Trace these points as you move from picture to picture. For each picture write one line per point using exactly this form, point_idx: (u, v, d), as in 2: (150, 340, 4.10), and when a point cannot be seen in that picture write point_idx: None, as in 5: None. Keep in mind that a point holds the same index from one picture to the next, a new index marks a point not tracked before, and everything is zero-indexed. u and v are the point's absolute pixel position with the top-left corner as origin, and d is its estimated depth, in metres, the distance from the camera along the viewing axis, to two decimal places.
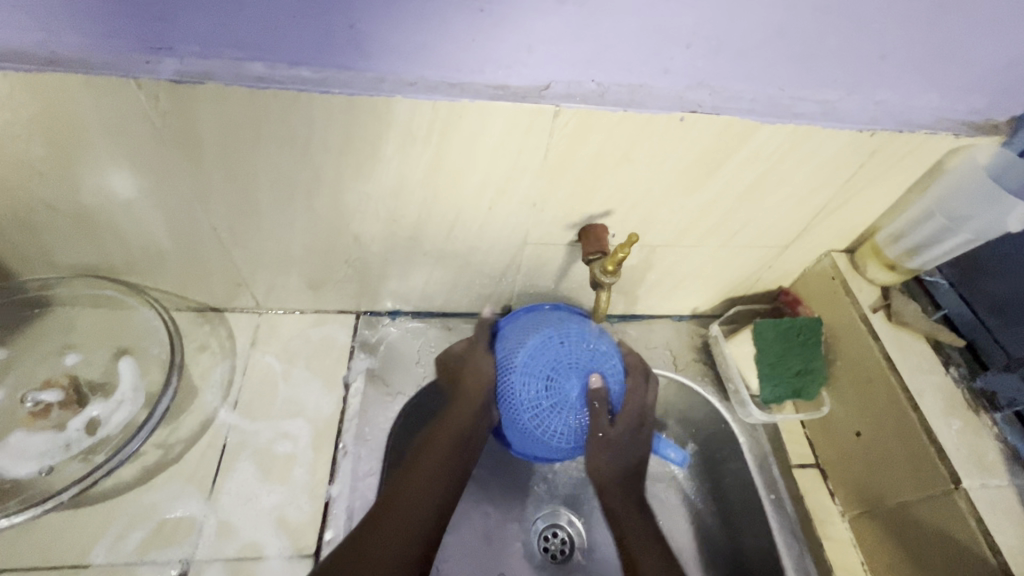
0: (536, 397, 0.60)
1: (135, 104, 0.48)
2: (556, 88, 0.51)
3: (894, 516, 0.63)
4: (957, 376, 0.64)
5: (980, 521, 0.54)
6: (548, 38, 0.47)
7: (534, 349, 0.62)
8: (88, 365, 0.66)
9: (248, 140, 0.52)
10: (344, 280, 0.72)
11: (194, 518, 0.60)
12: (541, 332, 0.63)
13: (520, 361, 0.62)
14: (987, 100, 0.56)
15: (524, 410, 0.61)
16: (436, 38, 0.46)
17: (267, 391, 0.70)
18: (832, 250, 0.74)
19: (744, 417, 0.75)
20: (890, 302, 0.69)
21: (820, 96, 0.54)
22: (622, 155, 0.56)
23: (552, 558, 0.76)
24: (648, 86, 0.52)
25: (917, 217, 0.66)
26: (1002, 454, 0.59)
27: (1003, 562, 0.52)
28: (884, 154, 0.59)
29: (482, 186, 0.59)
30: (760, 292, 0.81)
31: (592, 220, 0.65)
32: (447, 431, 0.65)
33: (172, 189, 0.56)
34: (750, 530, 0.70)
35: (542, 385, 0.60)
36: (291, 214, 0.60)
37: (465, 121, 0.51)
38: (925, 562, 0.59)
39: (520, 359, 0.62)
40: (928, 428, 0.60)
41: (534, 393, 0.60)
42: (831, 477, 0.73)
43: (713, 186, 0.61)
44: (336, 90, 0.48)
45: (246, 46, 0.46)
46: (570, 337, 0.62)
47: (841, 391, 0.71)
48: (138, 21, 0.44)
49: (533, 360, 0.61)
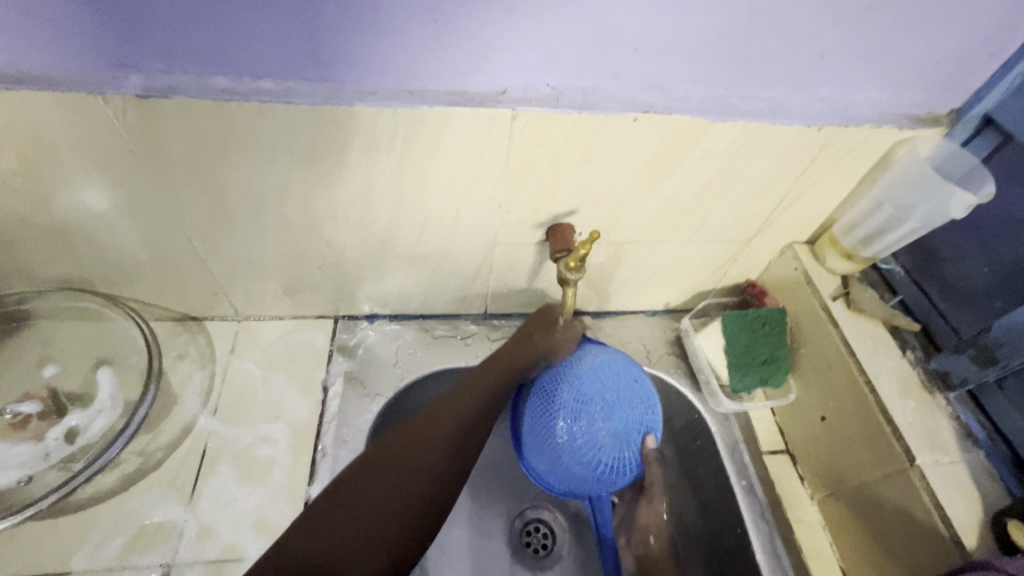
0: (587, 415, 0.64)
1: (104, 119, 0.49)
2: (512, 93, 0.53)
3: (857, 496, 0.65)
4: (913, 359, 0.67)
5: (934, 496, 0.56)
6: (501, 46, 0.49)
7: (610, 370, 0.66)
8: (67, 376, 0.67)
9: (217, 151, 0.54)
10: (320, 286, 0.73)
11: (174, 522, 0.61)
12: (625, 360, 0.67)
13: (587, 373, 0.65)
14: (925, 94, 0.59)
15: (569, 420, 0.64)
16: (393, 48, 0.48)
17: (247, 397, 0.72)
18: (795, 242, 0.76)
19: (715, 407, 0.77)
20: (848, 291, 0.72)
21: (767, 94, 0.57)
22: (581, 156, 0.58)
23: (534, 552, 0.78)
24: (602, 88, 0.54)
25: (869, 207, 0.68)
26: (955, 433, 0.61)
27: (955, 534, 0.54)
28: (832, 149, 0.62)
29: (448, 189, 0.60)
30: (728, 285, 0.84)
31: (558, 219, 0.67)
32: (450, 410, 0.64)
33: (145, 201, 0.58)
34: (723, 517, 0.72)
35: (595, 407, 0.64)
36: (263, 221, 0.62)
37: (426, 126, 0.53)
38: (886, 538, 0.62)
39: (589, 372, 0.65)
40: (884, 409, 0.62)
41: (582, 417, 0.64)
42: (799, 462, 0.75)
43: (672, 183, 0.63)
44: (299, 101, 0.50)
45: (210, 61, 0.48)
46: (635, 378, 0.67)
47: (806, 378, 0.73)
48: (101, 39, 0.46)
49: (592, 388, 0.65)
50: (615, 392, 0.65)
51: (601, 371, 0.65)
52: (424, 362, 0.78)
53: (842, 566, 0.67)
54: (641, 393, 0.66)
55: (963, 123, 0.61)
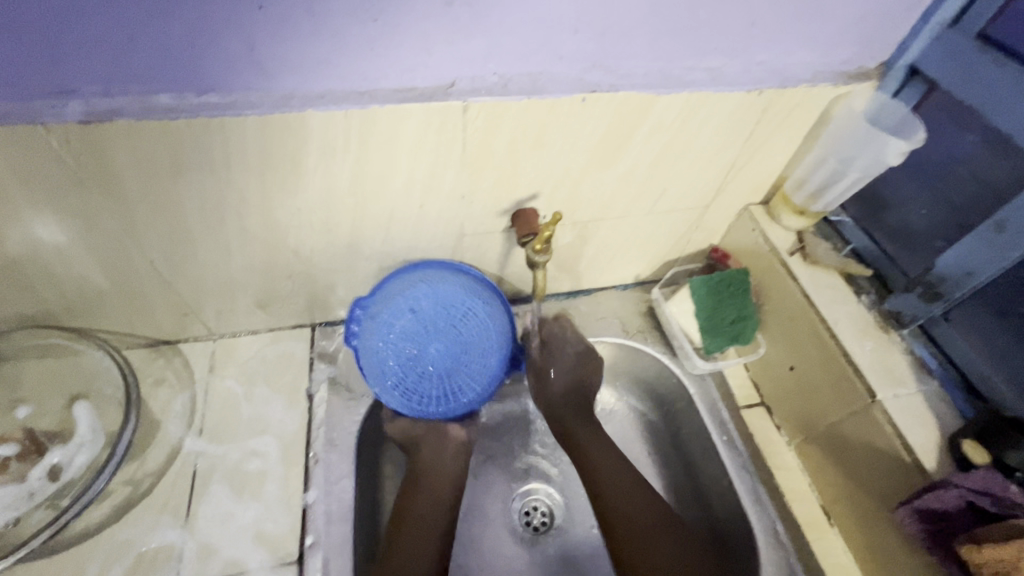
0: (417, 371, 0.67)
1: (47, 149, 0.49)
2: (461, 84, 0.54)
3: (828, 437, 0.69)
4: (868, 302, 0.71)
5: (895, 427, 0.60)
6: (443, 39, 0.50)
7: (387, 331, 0.66)
8: (42, 415, 0.66)
9: (170, 171, 0.53)
10: (292, 295, 0.73)
11: (172, 545, 0.61)
12: (390, 304, 0.66)
13: (379, 352, 0.66)
14: (855, 51, 0.62)
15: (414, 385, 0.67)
16: (335, 50, 0.48)
17: (231, 414, 0.72)
18: (750, 204, 0.79)
19: (692, 369, 0.81)
20: (803, 245, 0.75)
21: (706, 64, 0.59)
22: (535, 140, 0.60)
23: (535, 530, 0.80)
24: (548, 72, 0.55)
25: (813, 163, 0.71)
26: (911, 366, 0.65)
27: (917, 459, 0.58)
28: (774, 112, 0.64)
29: (409, 185, 0.61)
30: (693, 252, 0.87)
31: (521, 204, 0.68)
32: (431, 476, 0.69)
33: (101, 229, 0.57)
34: (709, 471, 0.76)
35: (411, 361, 0.66)
36: (226, 236, 0.62)
37: (378, 125, 0.54)
38: (857, 472, 0.66)
39: (379, 349, 0.66)
40: (845, 351, 0.66)
41: (412, 369, 0.66)
42: (774, 412, 0.79)
43: (626, 157, 0.65)
44: (247, 112, 0.50)
45: (149, 80, 0.47)
46: (404, 308, 0.66)
47: (773, 332, 0.77)
48: (34, 69, 0.45)
49: (393, 362, 0.66)
50: (400, 337, 0.66)
51: (391, 319, 0.66)
52: None
53: (822, 503, 0.72)
54: (401, 313, 0.66)
55: (893, 74, 0.64)
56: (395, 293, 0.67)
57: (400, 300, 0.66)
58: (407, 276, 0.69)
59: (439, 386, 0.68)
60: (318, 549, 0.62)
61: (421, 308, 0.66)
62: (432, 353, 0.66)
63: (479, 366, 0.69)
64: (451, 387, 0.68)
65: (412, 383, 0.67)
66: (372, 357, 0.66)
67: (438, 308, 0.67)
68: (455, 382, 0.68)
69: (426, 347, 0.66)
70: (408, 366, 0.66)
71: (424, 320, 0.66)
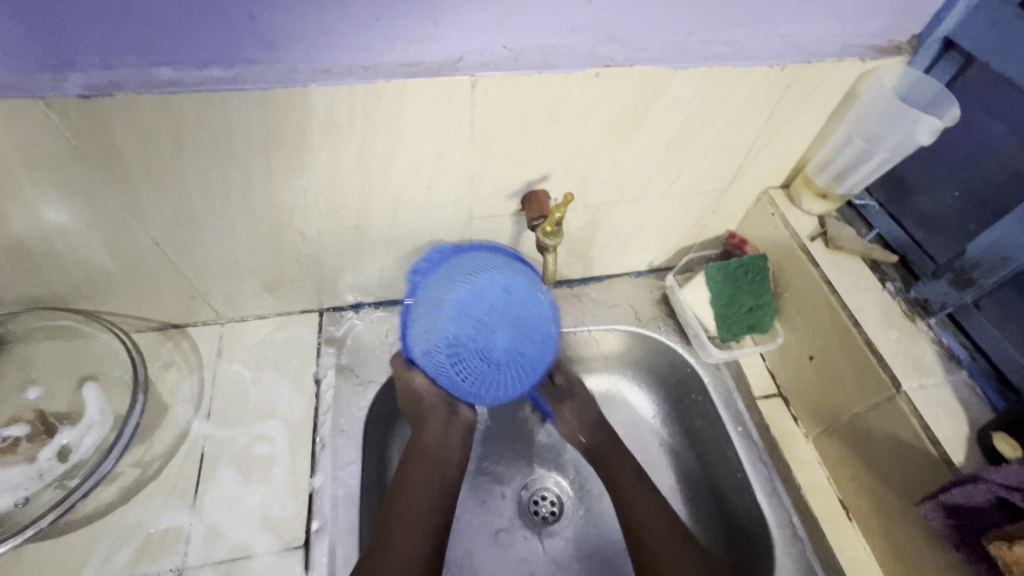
0: (467, 345, 0.65)
1: (48, 125, 0.48)
2: (469, 59, 0.52)
3: (850, 428, 0.67)
4: (893, 290, 0.68)
5: (921, 418, 0.58)
6: (451, 10, 0.48)
7: (468, 293, 0.65)
8: (52, 396, 0.66)
9: (173, 149, 0.52)
10: (299, 279, 0.72)
11: (180, 527, 0.61)
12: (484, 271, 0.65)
13: (451, 304, 0.65)
14: (885, 23, 0.59)
15: (458, 356, 0.66)
16: (339, 22, 0.47)
17: (239, 398, 0.71)
18: (769, 187, 0.76)
19: (706, 358, 0.78)
20: (826, 230, 0.72)
21: (727, 36, 0.56)
22: (546, 117, 0.57)
23: (543, 520, 0.79)
24: (560, 45, 0.53)
25: (838, 144, 0.68)
26: (939, 356, 0.62)
27: (944, 452, 0.56)
28: (797, 88, 0.61)
29: (417, 165, 0.59)
30: (709, 238, 0.84)
31: (532, 186, 0.66)
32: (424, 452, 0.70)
33: (106, 209, 0.56)
34: (723, 463, 0.74)
35: (472, 333, 0.65)
36: (231, 218, 0.61)
37: (384, 101, 0.52)
38: (879, 465, 0.63)
39: (452, 303, 0.65)
40: (868, 340, 0.63)
41: (467, 345, 0.65)
42: (793, 403, 0.76)
43: (641, 137, 0.63)
44: (249, 87, 0.48)
45: (149, 53, 0.46)
46: (502, 284, 0.65)
47: (792, 320, 0.74)
48: (33, 40, 0.44)
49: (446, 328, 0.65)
50: (476, 308, 0.64)
51: (479, 287, 0.65)
52: None
53: (839, 496, 0.70)
54: (489, 286, 0.65)
55: (926, 48, 0.61)
56: (464, 273, 0.66)
57: (490, 277, 0.65)
58: (503, 258, 0.69)
59: (480, 371, 0.67)
60: (324, 534, 0.62)
61: (510, 295, 0.65)
62: (493, 341, 0.65)
63: (528, 373, 0.68)
64: (482, 377, 0.67)
65: (465, 356, 0.66)
66: (442, 305, 0.65)
67: (523, 300, 0.66)
68: (502, 374, 0.67)
69: (493, 332, 0.65)
70: (469, 342, 0.65)
71: (507, 305, 0.65)
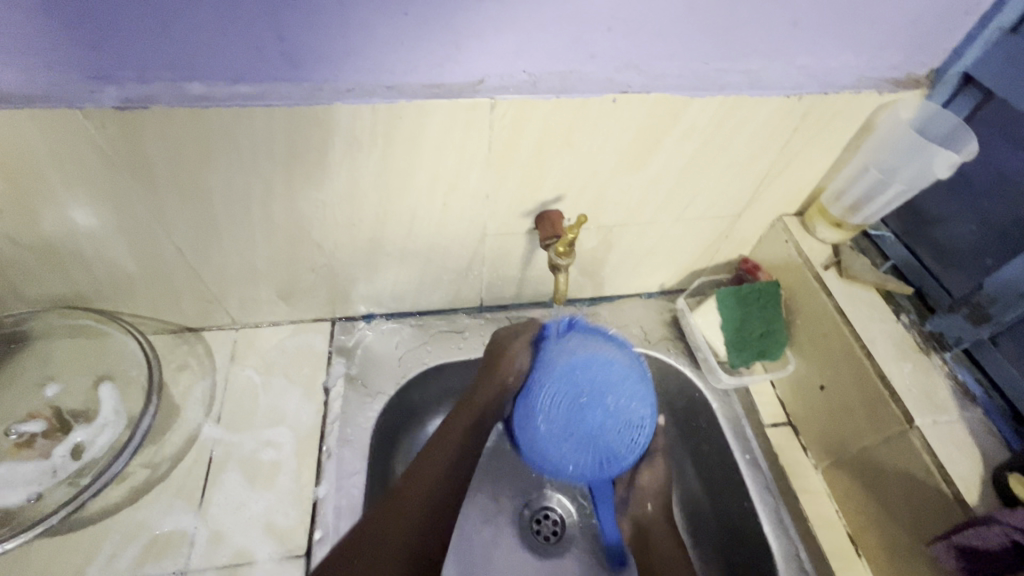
0: (558, 411, 0.61)
1: (84, 134, 0.50)
2: (489, 82, 0.53)
3: (860, 462, 0.66)
4: (908, 322, 0.67)
5: (934, 455, 0.57)
6: (474, 35, 0.49)
7: (580, 362, 0.62)
8: (69, 394, 0.67)
9: (200, 159, 0.54)
10: (314, 289, 0.74)
11: (185, 530, 0.62)
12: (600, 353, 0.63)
13: (564, 366, 0.62)
14: (903, 56, 0.59)
15: (545, 421, 0.62)
16: (365, 43, 0.48)
17: (249, 403, 0.72)
18: (784, 214, 0.77)
19: (715, 383, 0.78)
20: (840, 259, 0.72)
21: (743, 66, 0.57)
22: (562, 140, 0.58)
23: (545, 540, 0.79)
24: (578, 71, 0.54)
25: (854, 174, 0.68)
26: (953, 391, 0.61)
27: (957, 491, 0.54)
28: (814, 118, 0.62)
29: (434, 182, 0.61)
30: (721, 262, 0.84)
31: (546, 206, 0.67)
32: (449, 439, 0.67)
33: (133, 214, 0.58)
34: (729, 491, 0.73)
35: (570, 403, 0.61)
36: (251, 227, 0.62)
37: (406, 120, 0.53)
38: (889, 501, 0.62)
39: (567, 365, 0.62)
40: (881, 373, 0.62)
41: (557, 412, 0.61)
42: (802, 433, 0.75)
43: (656, 161, 0.63)
44: (276, 103, 0.50)
45: (183, 68, 0.48)
46: (610, 373, 0.62)
47: (804, 349, 0.74)
48: (75, 54, 0.46)
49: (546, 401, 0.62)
50: (585, 382, 0.61)
51: (589, 364, 0.62)
52: (424, 357, 0.78)
53: (849, 532, 0.68)
54: (603, 368, 0.61)
55: (943, 83, 0.61)
56: (605, 345, 0.64)
57: (608, 361, 0.62)
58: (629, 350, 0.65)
59: (558, 444, 0.61)
60: (326, 544, 0.62)
61: (618, 383, 0.61)
62: (585, 421, 0.60)
63: (600, 467, 0.62)
64: (558, 450, 0.62)
65: (553, 426, 0.61)
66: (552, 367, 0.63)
67: (631, 397, 0.61)
68: (580, 456, 0.61)
69: (592, 411, 0.60)
70: (565, 412, 0.61)
71: (613, 396, 0.61)
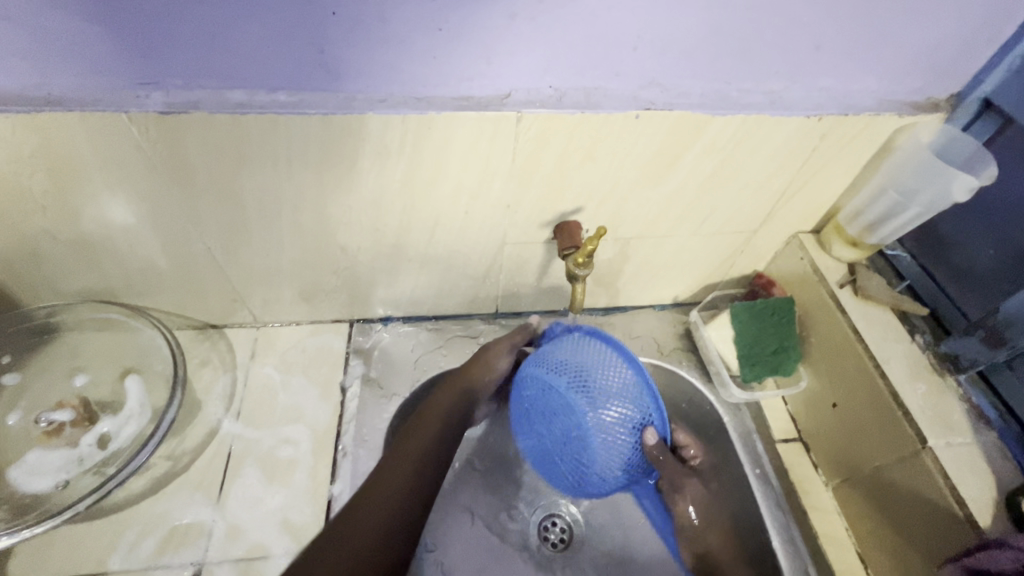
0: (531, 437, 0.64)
1: (127, 136, 0.52)
2: (516, 96, 0.55)
3: (872, 481, 0.66)
4: (922, 343, 0.67)
5: (947, 477, 0.57)
6: (503, 50, 0.51)
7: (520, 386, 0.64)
8: (96, 385, 0.69)
9: (235, 163, 0.56)
10: (335, 291, 0.75)
11: (204, 522, 0.63)
12: (531, 362, 0.63)
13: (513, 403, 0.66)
14: (924, 81, 0.60)
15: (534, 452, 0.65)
16: (399, 56, 0.50)
17: (268, 400, 0.74)
18: (800, 232, 0.77)
19: (727, 397, 0.78)
20: (856, 276, 0.72)
21: (765, 87, 0.58)
22: (585, 153, 0.60)
23: (553, 547, 0.79)
24: (603, 88, 0.56)
25: (873, 194, 0.69)
26: (967, 414, 0.62)
27: (970, 514, 0.55)
28: (833, 139, 0.63)
29: (458, 191, 0.62)
30: (736, 277, 0.85)
31: (566, 217, 0.68)
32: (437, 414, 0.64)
33: (167, 213, 0.60)
34: (739, 505, 0.73)
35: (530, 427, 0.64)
36: (278, 228, 0.64)
37: (434, 131, 0.55)
38: (900, 522, 0.62)
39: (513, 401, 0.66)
40: (895, 393, 0.63)
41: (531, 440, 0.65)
42: (813, 450, 0.75)
43: (676, 176, 0.65)
44: (311, 111, 0.52)
45: (225, 76, 0.50)
46: (548, 374, 0.61)
47: (817, 366, 0.74)
48: (125, 61, 0.48)
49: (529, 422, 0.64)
50: (532, 399, 0.63)
51: (528, 379, 0.63)
52: (439, 361, 0.80)
53: (858, 551, 0.68)
54: (540, 378, 0.62)
55: (964, 107, 0.62)
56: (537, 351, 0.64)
57: (543, 369, 0.62)
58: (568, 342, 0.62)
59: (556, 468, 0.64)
60: None
61: (557, 385, 0.61)
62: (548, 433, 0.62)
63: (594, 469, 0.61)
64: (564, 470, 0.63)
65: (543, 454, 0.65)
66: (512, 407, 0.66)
67: (575, 392, 0.60)
68: (572, 465, 0.62)
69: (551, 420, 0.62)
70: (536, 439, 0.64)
71: (555, 396, 0.61)
